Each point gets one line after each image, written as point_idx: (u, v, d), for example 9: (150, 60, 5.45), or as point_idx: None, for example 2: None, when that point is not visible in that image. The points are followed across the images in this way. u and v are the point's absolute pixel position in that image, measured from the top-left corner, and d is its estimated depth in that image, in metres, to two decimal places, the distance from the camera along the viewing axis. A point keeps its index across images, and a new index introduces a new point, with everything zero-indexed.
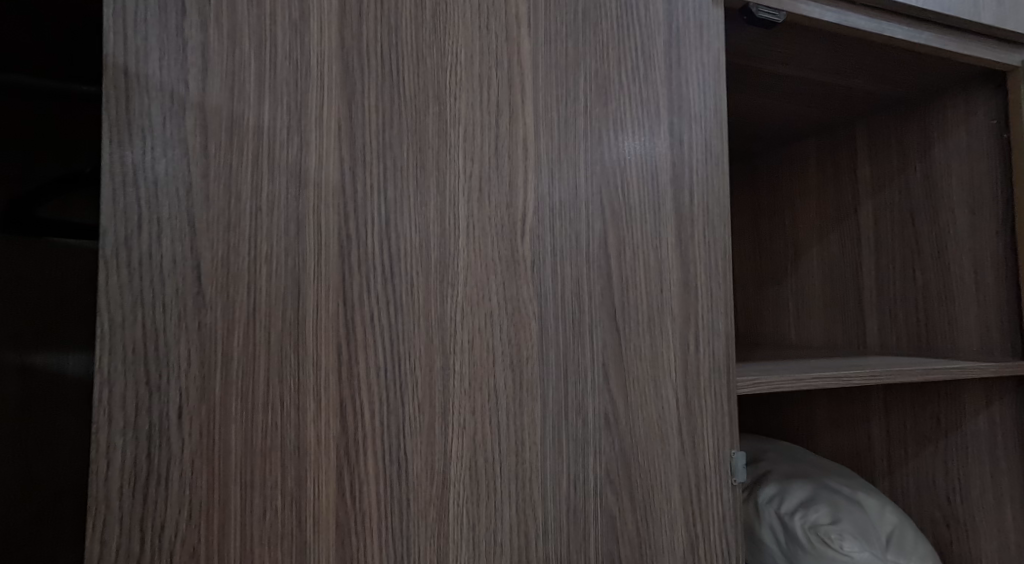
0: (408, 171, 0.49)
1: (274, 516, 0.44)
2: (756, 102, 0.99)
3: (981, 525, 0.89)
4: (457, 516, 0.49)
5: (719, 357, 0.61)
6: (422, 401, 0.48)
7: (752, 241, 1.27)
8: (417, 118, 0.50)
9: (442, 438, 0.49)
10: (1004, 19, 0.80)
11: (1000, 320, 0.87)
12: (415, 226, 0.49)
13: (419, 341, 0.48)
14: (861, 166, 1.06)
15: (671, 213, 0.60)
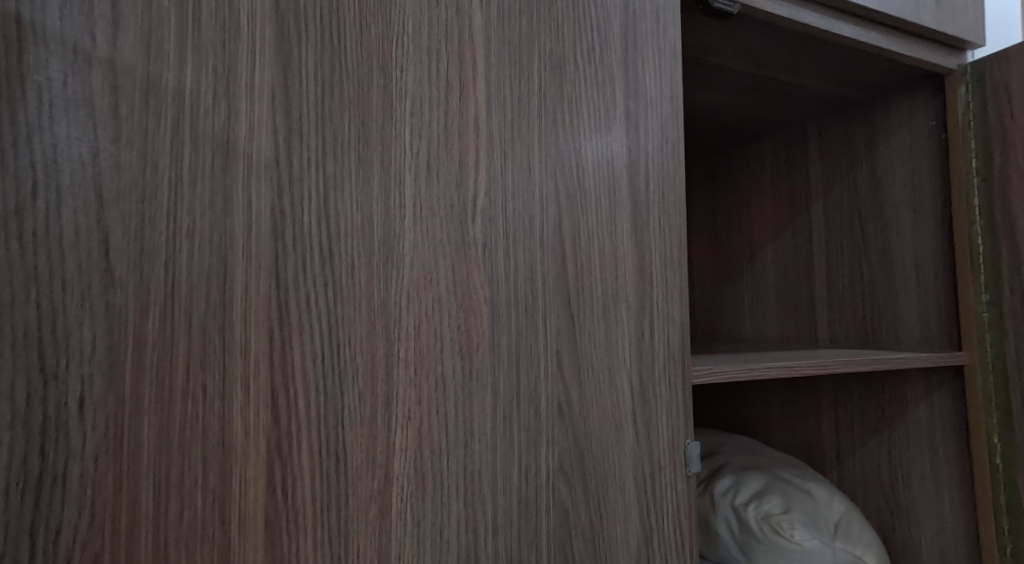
0: (349, 146, 0.46)
1: (193, 517, 0.41)
2: (711, 99, 0.98)
3: (921, 511, 0.92)
4: (399, 511, 0.47)
5: (673, 345, 0.60)
6: (363, 390, 0.46)
7: (710, 240, 1.27)
8: (360, 90, 0.47)
9: (384, 429, 0.46)
10: (945, 22, 0.82)
11: (940, 312, 0.89)
12: (357, 205, 0.46)
13: (360, 326, 0.46)
14: (812, 161, 1.07)
15: (626, 198, 0.59)
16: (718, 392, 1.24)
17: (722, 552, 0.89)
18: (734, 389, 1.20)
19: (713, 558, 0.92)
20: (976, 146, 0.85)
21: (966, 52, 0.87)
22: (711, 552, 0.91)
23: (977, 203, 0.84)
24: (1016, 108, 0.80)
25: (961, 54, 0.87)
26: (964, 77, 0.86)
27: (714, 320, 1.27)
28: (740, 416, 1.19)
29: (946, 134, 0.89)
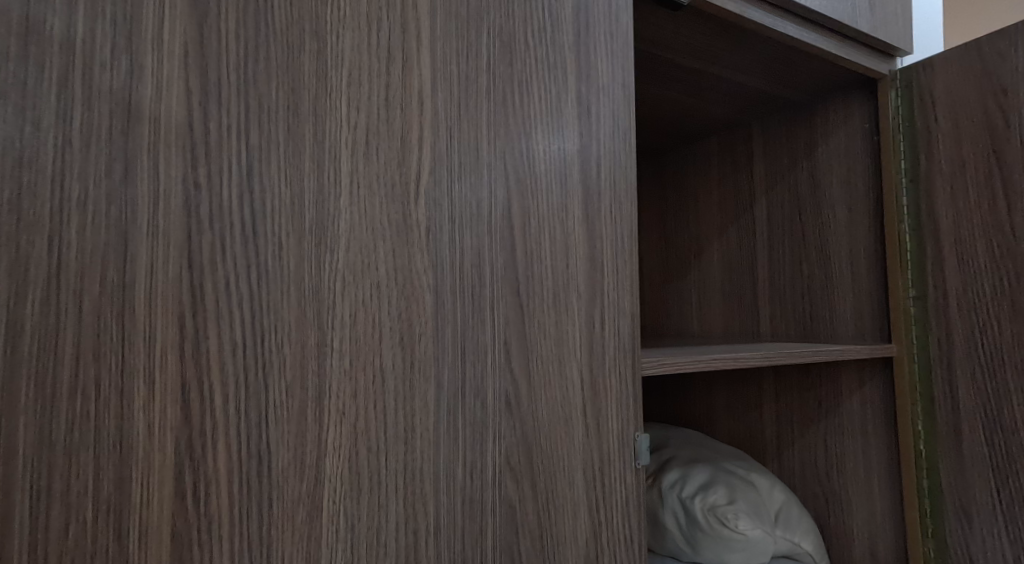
0: (276, 116, 0.43)
1: (80, 530, 0.36)
2: (658, 97, 0.97)
3: (855, 501, 0.93)
4: (331, 515, 0.43)
5: (624, 336, 0.58)
6: (290, 384, 0.42)
7: (658, 239, 1.25)
8: (289, 55, 0.43)
9: (314, 426, 0.43)
10: (880, 28, 0.83)
11: (874, 307, 0.90)
12: (286, 181, 0.42)
13: (289, 314, 0.42)
14: (756, 157, 1.07)
15: (578, 184, 0.57)
16: (663, 388, 1.23)
17: (669, 545, 0.89)
18: (681, 385, 1.19)
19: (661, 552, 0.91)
20: (904, 147, 0.87)
21: (897, 59, 0.89)
22: (659, 544, 0.90)
23: (906, 204, 0.86)
24: (942, 111, 0.83)
25: (893, 60, 0.89)
26: (894, 83, 0.88)
27: (658, 318, 1.26)
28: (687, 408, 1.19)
29: (877, 135, 0.90)
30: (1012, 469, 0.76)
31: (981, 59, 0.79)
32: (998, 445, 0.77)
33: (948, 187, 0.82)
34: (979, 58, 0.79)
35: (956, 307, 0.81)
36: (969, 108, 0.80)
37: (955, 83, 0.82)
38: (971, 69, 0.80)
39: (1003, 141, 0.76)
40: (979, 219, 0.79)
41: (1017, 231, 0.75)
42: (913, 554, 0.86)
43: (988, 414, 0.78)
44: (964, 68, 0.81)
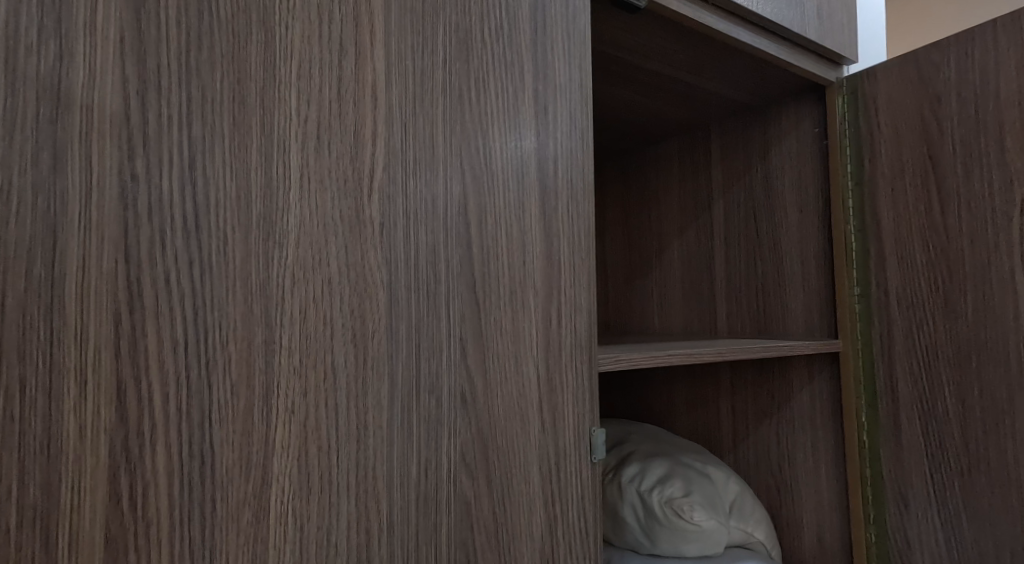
0: (221, 106, 0.42)
1: (5, 534, 0.35)
2: (618, 99, 0.98)
3: (803, 491, 0.96)
4: (279, 515, 0.43)
5: (580, 332, 0.59)
6: (236, 382, 0.41)
7: (618, 238, 1.26)
8: (235, 46, 0.42)
9: (262, 425, 0.42)
10: (828, 37, 0.86)
11: (822, 304, 0.93)
12: (232, 175, 0.42)
13: (234, 311, 0.41)
14: (714, 158, 1.09)
15: (535, 182, 0.57)
16: (625, 386, 1.24)
17: (626, 538, 0.90)
18: (642, 381, 1.21)
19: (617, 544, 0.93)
20: (850, 150, 0.90)
21: (844, 67, 0.92)
22: (616, 537, 0.92)
23: (852, 204, 0.89)
24: (883, 116, 0.86)
25: (841, 68, 0.92)
26: (841, 89, 0.91)
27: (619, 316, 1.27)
28: (645, 403, 1.20)
29: (825, 138, 0.93)
30: (945, 458, 0.80)
31: (918, 69, 0.82)
32: (933, 435, 0.81)
33: (889, 189, 0.85)
34: (918, 67, 0.82)
35: (896, 304, 0.84)
36: (908, 114, 0.83)
37: (895, 90, 0.85)
38: (909, 77, 0.83)
39: (938, 147, 0.80)
40: (917, 220, 0.82)
41: (950, 232, 0.79)
42: (856, 541, 0.89)
43: (924, 406, 0.82)
44: (904, 76, 0.84)
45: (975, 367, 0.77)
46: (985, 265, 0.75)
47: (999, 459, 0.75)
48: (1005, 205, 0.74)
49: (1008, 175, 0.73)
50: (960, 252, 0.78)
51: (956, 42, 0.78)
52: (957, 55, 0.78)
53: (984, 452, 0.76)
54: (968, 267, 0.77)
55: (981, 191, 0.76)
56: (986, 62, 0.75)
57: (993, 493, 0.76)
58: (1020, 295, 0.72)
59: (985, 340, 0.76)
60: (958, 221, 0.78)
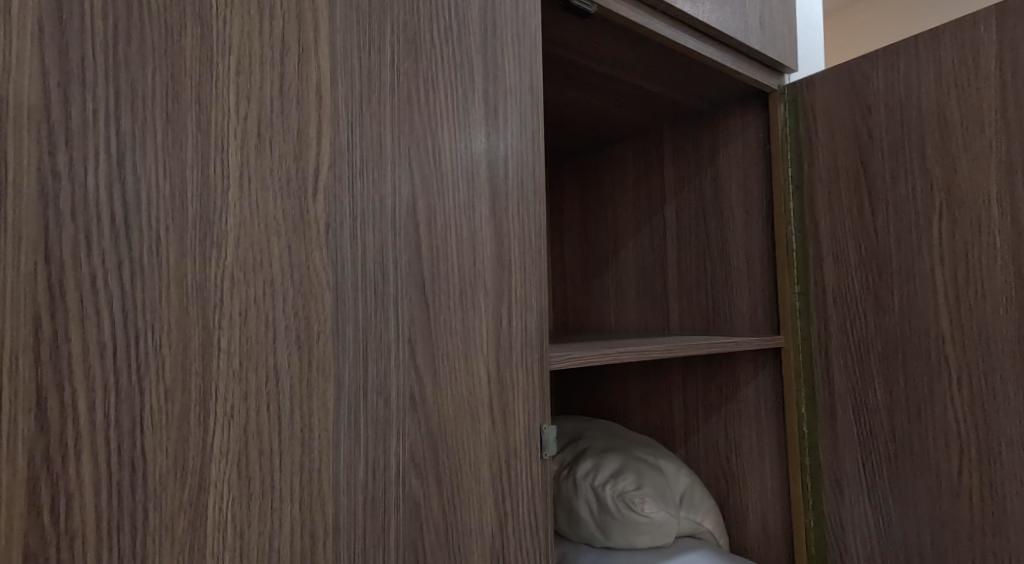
0: (153, 102, 0.41)
1: None
2: (571, 101, 0.99)
3: (749, 483, 0.99)
4: (216, 522, 0.42)
5: (531, 331, 0.60)
6: (170, 386, 0.40)
7: (576, 238, 1.28)
8: (169, 42, 0.42)
9: (197, 431, 0.41)
10: (770, 46, 0.90)
11: (766, 302, 0.96)
12: (166, 173, 0.41)
13: (168, 313, 0.41)
14: (667, 160, 1.11)
15: (485, 183, 0.57)
16: (583, 384, 1.26)
17: (581, 532, 0.92)
18: (599, 379, 1.23)
19: (573, 538, 0.94)
20: (791, 153, 0.94)
21: (786, 75, 0.96)
22: (572, 532, 0.93)
23: (793, 205, 0.93)
24: (820, 122, 0.89)
25: (783, 76, 0.95)
26: (783, 96, 0.95)
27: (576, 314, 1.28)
28: (601, 400, 1.22)
29: (768, 141, 0.97)
30: (875, 446, 0.84)
31: (851, 78, 0.86)
32: (865, 425, 0.85)
33: (825, 192, 0.89)
34: (851, 76, 0.86)
35: (832, 301, 0.88)
36: (842, 120, 0.87)
37: (831, 97, 0.89)
38: (844, 85, 0.87)
39: (869, 152, 0.84)
40: (850, 221, 0.86)
41: (880, 233, 0.83)
42: (797, 527, 0.93)
43: (857, 398, 0.86)
44: (838, 84, 0.88)
45: (901, 361, 0.81)
46: (909, 263, 0.80)
47: (921, 446, 0.79)
48: (928, 208, 0.78)
49: (930, 179, 0.78)
50: (888, 251, 0.82)
51: (884, 55, 0.83)
52: (884, 66, 0.82)
53: (909, 439, 0.80)
54: (895, 266, 0.81)
55: (907, 194, 0.80)
56: (910, 74, 0.80)
57: (917, 479, 0.80)
58: (941, 293, 0.77)
59: (909, 334, 0.80)
60: (887, 223, 0.82)
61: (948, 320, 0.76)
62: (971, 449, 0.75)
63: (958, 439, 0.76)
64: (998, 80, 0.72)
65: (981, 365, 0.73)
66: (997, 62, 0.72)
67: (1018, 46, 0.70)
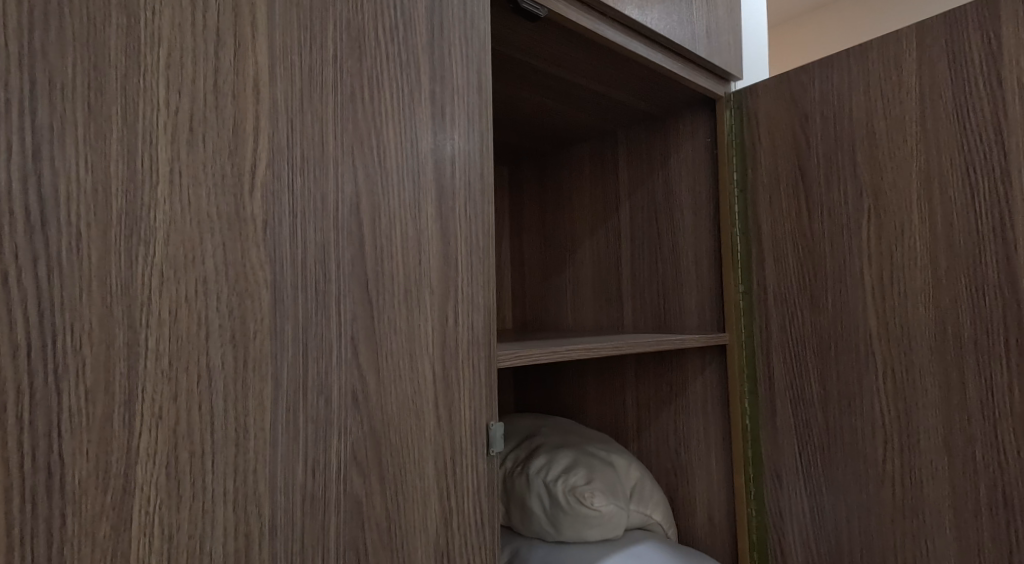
0: (74, 94, 0.40)
1: None
2: (526, 104, 1.00)
3: (695, 477, 1.02)
4: (142, 526, 0.41)
5: (478, 330, 0.60)
6: (92, 387, 0.39)
7: (534, 238, 1.29)
8: (92, 31, 0.40)
9: (122, 432, 0.40)
10: (715, 54, 0.92)
11: (712, 301, 0.99)
12: (88, 168, 0.40)
13: (89, 312, 0.39)
14: (622, 162, 1.13)
15: (431, 182, 0.57)
16: (540, 382, 1.27)
17: (533, 528, 0.92)
18: (556, 377, 1.24)
19: (526, 534, 0.95)
20: (736, 157, 0.96)
21: (732, 82, 0.99)
22: (524, 528, 0.94)
23: (737, 207, 0.96)
24: (763, 128, 0.93)
25: (729, 83, 0.98)
26: (728, 103, 0.97)
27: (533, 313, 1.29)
28: (558, 398, 1.24)
29: (715, 145, 0.99)
30: (810, 438, 0.87)
31: (790, 86, 0.89)
32: (802, 418, 0.88)
33: (767, 195, 0.92)
34: (790, 84, 0.89)
35: (772, 300, 0.91)
36: (782, 126, 0.90)
37: (773, 103, 0.92)
38: (784, 92, 0.90)
39: (807, 157, 0.87)
40: (789, 223, 0.89)
41: (815, 234, 0.86)
42: (739, 517, 0.96)
43: (794, 392, 0.89)
44: (778, 92, 0.91)
45: (833, 356, 0.84)
46: (841, 264, 0.83)
47: (851, 438, 0.83)
48: (858, 211, 0.82)
49: (860, 185, 0.81)
50: (822, 252, 0.85)
51: (819, 66, 0.86)
52: (820, 76, 0.86)
53: (839, 431, 0.84)
54: (829, 266, 0.85)
55: (839, 198, 0.83)
56: (842, 84, 0.83)
57: (847, 469, 0.84)
58: (869, 292, 0.80)
59: (841, 331, 0.83)
60: (822, 225, 0.85)
61: (875, 318, 0.80)
62: (893, 439, 0.79)
63: (882, 429, 0.80)
64: (919, 93, 0.76)
65: (904, 360, 0.77)
66: (918, 76, 0.76)
67: (937, 64, 0.75)
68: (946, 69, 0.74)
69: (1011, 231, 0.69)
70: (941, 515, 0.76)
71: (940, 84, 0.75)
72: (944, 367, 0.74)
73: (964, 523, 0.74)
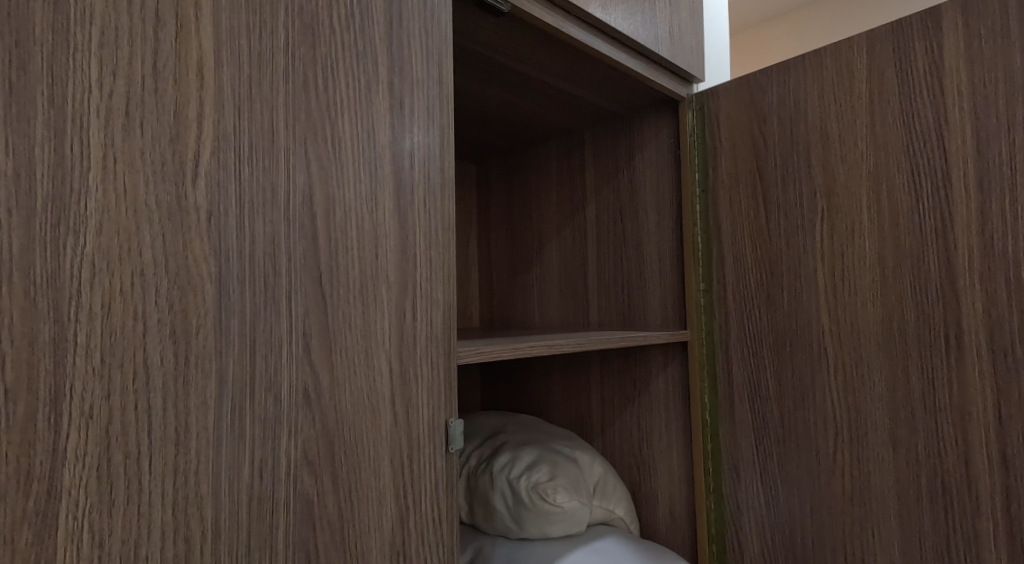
0: None
1: None
2: (492, 101, 0.99)
3: (656, 473, 1.03)
4: (70, 530, 0.39)
5: (436, 326, 0.59)
6: (14, 383, 0.37)
7: (502, 236, 1.28)
8: (17, 6, 0.38)
9: (47, 431, 0.38)
10: (678, 56, 0.93)
11: (674, 300, 1.00)
12: (10, 152, 0.38)
13: (10, 303, 0.37)
14: (588, 161, 1.13)
15: (389, 176, 0.56)
16: (507, 380, 1.27)
17: (496, 526, 0.92)
18: (522, 375, 1.24)
19: (489, 532, 0.94)
20: (698, 156, 0.97)
21: (694, 84, 0.99)
22: (487, 525, 0.93)
23: (698, 205, 0.97)
24: (723, 128, 0.93)
25: (691, 84, 0.99)
26: (690, 104, 0.98)
27: (500, 311, 1.29)
28: (523, 396, 1.23)
29: (677, 145, 1.00)
30: (766, 433, 0.89)
31: (749, 88, 0.90)
32: (759, 413, 0.90)
33: (727, 194, 0.93)
34: (750, 86, 0.90)
35: (732, 298, 0.92)
36: (741, 126, 0.91)
37: (733, 104, 0.92)
38: (744, 93, 0.91)
39: (765, 157, 0.88)
40: (748, 222, 0.90)
41: (773, 233, 0.87)
42: (698, 511, 0.97)
43: (751, 387, 0.90)
44: (738, 92, 0.92)
45: (789, 352, 0.86)
46: (796, 262, 0.84)
47: (804, 432, 0.85)
48: (812, 210, 0.83)
49: (814, 185, 0.83)
50: (779, 249, 0.87)
51: (776, 70, 0.87)
52: (777, 78, 0.87)
53: (794, 425, 0.86)
54: (785, 263, 0.86)
55: (795, 198, 0.85)
56: (798, 85, 0.84)
57: (801, 462, 0.85)
58: (823, 289, 0.82)
59: (796, 328, 0.85)
60: (779, 223, 0.87)
61: (829, 314, 0.81)
62: (843, 432, 0.81)
63: (833, 423, 0.81)
64: (868, 98, 0.78)
65: (854, 355, 0.79)
66: (867, 82, 0.78)
67: (885, 71, 0.76)
68: (893, 77, 0.76)
69: (952, 232, 0.71)
70: (886, 505, 0.77)
71: (887, 90, 0.76)
72: (891, 363, 0.76)
73: (907, 513, 0.76)
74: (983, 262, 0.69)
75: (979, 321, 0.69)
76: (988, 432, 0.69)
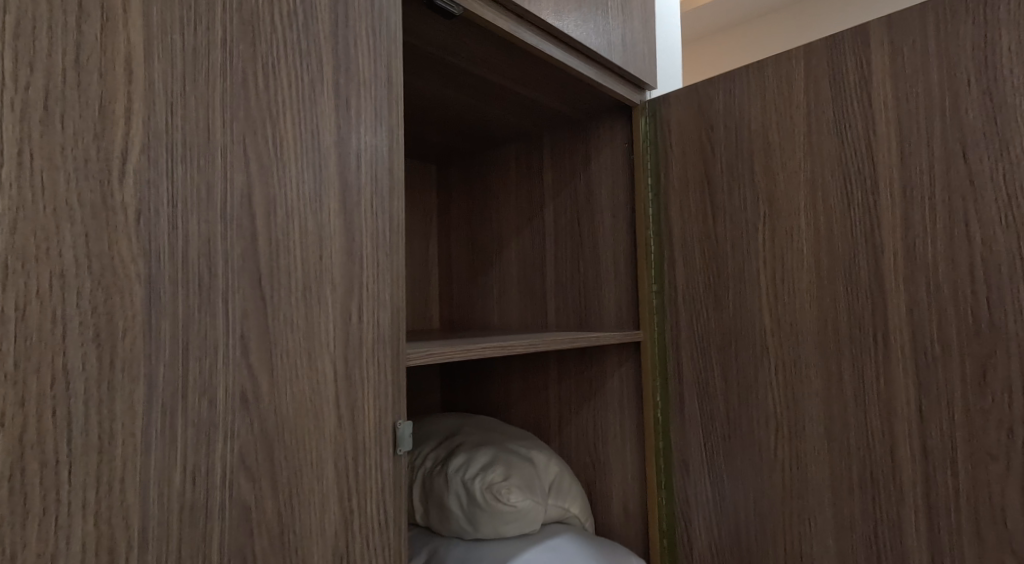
0: None
1: None
2: (448, 103, 0.98)
3: (610, 472, 1.04)
4: None
5: (383, 328, 0.59)
6: None
7: (462, 237, 1.28)
8: None
9: None
10: (630, 63, 0.94)
11: (628, 301, 1.01)
12: None
13: None
14: (546, 163, 1.14)
15: (334, 177, 0.55)
16: (466, 381, 1.27)
17: (450, 527, 0.91)
18: (480, 376, 1.24)
19: (443, 534, 0.93)
20: (649, 160, 0.99)
21: (647, 91, 1.01)
22: (441, 527, 0.93)
23: (651, 209, 0.98)
24: (674, 133, 0.95)
25: (644, 91, 1.00)
26: (643, 110, 0.99)
27: (460, 312, 1.28)
28: (482, 397, 1.23)
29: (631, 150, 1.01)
30: (713, 429, 0.91)
31: (697, 96, 0.92)
32: (706, 410, 0.92)
33: (678, 197, 0.95)
34: (698, 93, 0.92)
35: (682, 299, 0.94)
36: (690, 132, 0.93)
37: (682, 110, 0.94)
38: (692, 100, 0.93)
39: (712, 161, 0.90)
40: (697, 224, 0.92)
41: (720, 235, 0.89)
42: (650, 508, 0.99)
43: (699, 386, 0.92)
44: (687, 99, 0.94)
45: (734, 351, 0.88)
46: (742, 264, 0.87)
47: (747, 428, 0.87)
48: (756, 214, 0.85)
49: (757, 190, 0.85)
50: (726, 251, 0.89)
51: (723, 78, 0.89)
52: (724, 86, 0.89)
53: (739, 422, 0.88)
54: (731, 265, 0.88)
55: (739, 202, 0.87)
56: (744, 93, 0.87)
57: (745, 458, 0.87)
58: (765, 289, 0.84)
59: (741, 327, 0.87)
60: (725, 226, 0.89)
61: (771, 315, 0.84)
62: (783, 428, 0.83)
63: (774, 420, 0.84)
64: (806, 107, 0.80)
65: (794, 354, 0.81)
66: (806, 91, 0.80)
67: (821, 81, 0.79)
68: (828, 87, 0.78)
69: (879, 236, 0.74)
70: (821, 498, 0.80)
71: (823, 99, 0.79)
72: (827, 361, 0.78)
73: (840, 505, 0.78)
74: (907, 265, 0.72)
75: (904, 321, 0.72)
76: (911, 428, 0.72)
